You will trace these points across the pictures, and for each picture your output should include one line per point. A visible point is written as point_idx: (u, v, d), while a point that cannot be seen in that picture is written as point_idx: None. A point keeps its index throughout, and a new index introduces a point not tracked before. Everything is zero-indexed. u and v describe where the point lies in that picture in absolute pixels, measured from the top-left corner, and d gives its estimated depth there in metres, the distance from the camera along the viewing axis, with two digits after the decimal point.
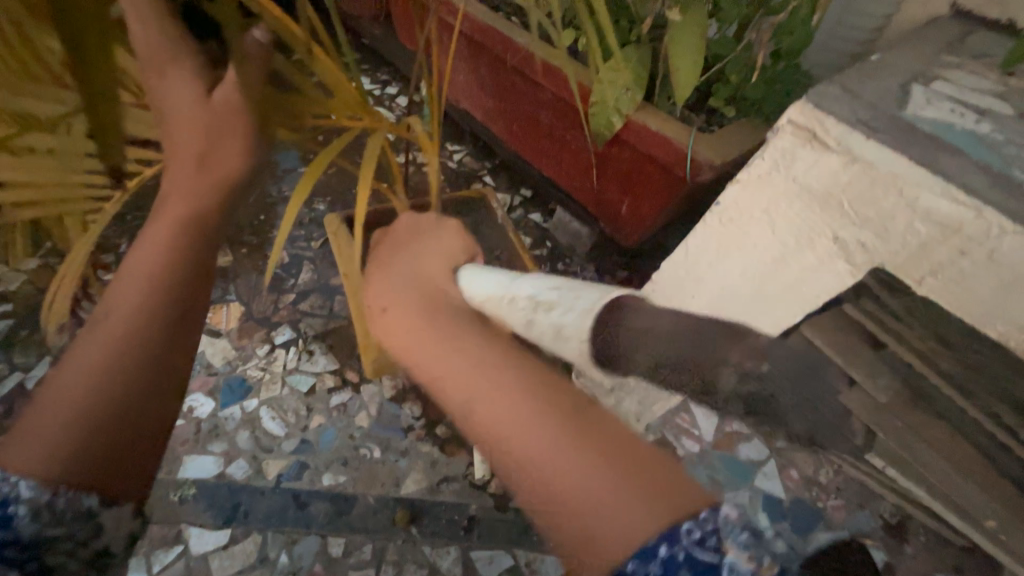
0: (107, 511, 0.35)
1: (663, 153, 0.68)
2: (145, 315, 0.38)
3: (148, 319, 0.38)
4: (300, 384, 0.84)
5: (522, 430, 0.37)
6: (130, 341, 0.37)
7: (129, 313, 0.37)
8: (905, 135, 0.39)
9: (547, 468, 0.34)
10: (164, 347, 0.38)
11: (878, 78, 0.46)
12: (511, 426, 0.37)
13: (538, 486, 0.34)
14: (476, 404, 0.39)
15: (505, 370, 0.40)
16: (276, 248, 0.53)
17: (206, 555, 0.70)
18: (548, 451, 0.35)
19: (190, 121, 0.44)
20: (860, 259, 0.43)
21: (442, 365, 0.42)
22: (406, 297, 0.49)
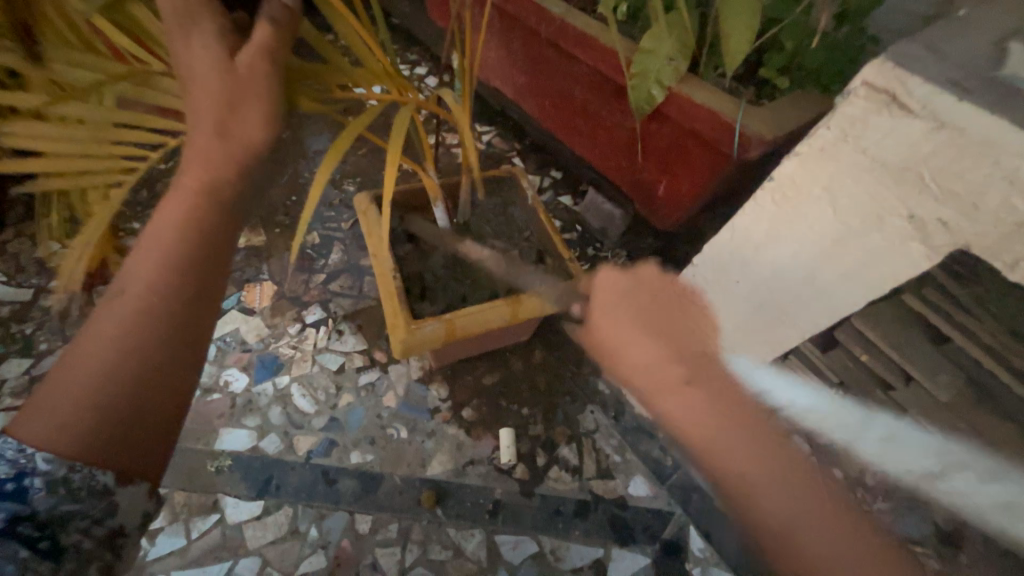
0: (121, 490, 0.37)
1: (707, 128, 0.63)
2: (158, 292, 0.40)
3: (161, 300, 0.39)
4: (330, 363, 0.85)
5: (782, 485, 0.44)
6: (144, 318, 0.39)
7: (143, 290, 0.39)
8: (1004, 96, 0.34)
9: (794, 512, 0.43)
10: (181, 325, 0.40)
11: (966, 35, 0.40)
12: (750, 470, 0.45)
13: (765, 520, 0.44)
14: (720, 449, 0.47)
15: (741, 427, 0.47)
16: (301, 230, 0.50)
17: (240, 524, 0.72)
18: (789, 499, 0.44)
19: (214, 89, 0.43)
20: (939, 241, 0.39)
21: (689, 419, 0.48)
22: (638, 339, 0.52)
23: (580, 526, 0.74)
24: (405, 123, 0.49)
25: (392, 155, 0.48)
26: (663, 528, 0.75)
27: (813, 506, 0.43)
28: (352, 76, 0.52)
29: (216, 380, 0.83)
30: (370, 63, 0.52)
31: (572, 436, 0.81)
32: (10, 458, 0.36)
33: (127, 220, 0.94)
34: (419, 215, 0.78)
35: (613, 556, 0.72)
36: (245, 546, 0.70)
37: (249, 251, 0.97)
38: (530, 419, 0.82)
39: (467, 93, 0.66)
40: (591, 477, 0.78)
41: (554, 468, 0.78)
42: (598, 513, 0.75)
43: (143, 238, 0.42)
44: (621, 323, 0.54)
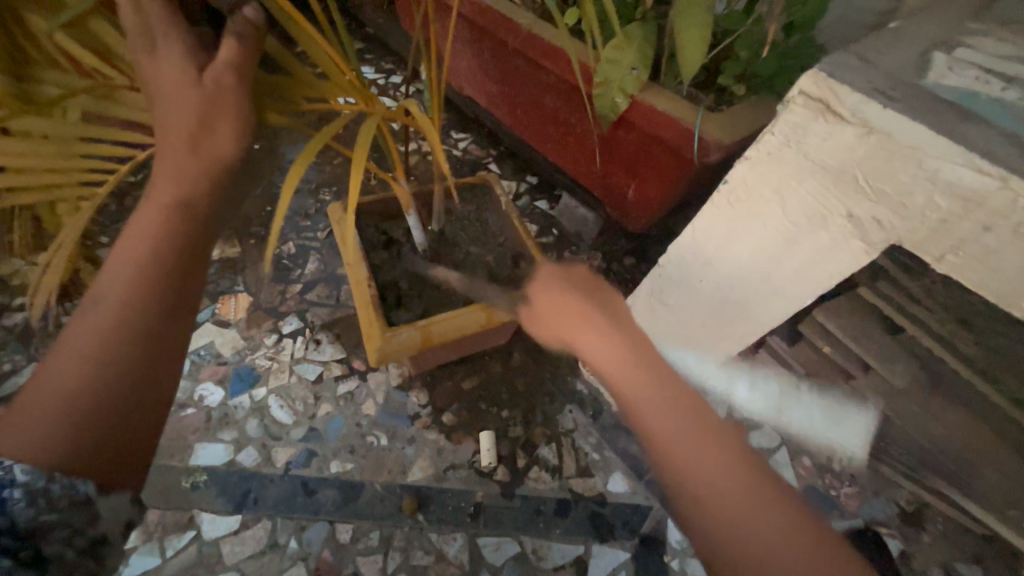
0: (101, 500, 0.37)
1: (669, 133, 0.66)
2: (133, 303, 0.40)
3: (134, 310, 0.40)
4: (308, 373, 0.85)
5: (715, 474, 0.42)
6: (120, 329, 0.39)
7: (118, 301, 0.39)
8: (924, 103, 0.37)
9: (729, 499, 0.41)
10: (157, 335, 0.40)
11: (896, 46, 0.43)
12: (688, 453, 0.43)
13: (699, 506, 0.41)
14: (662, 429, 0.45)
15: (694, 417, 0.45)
16: (274, 244, 0.51)
17: (217, 539, 0.71)
18: (723, 478, 0.42)
19: (182, 103, 0.43)
20: (876, 238, 0.41)
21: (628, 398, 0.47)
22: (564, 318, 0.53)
23: (561, 525, 0.76)
24: (370, 134, 0.50)
25: (359, 166, 0.49)
26: (641, 523, 0.77)
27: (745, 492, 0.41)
28: (319, 90, 0.53)
29: (190, 394, 0.81)
30: (336, 76, 0.53)
31: (552, 436, 0.83)
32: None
33: (95, 234, 0.92)
34: (394, 222, 0.79)
35: (593, 553, 0.74)
36: (223, 562, 0.69)
37: (223, 262, 0.96)
38: (509, 421, 0.83)
39: (436, 104, 0.68)
40: (571, 476, 0.80)
41: (535, 469, 0.80)
42: (578, 511, 0.77)
43: (116, 250, 0.42)
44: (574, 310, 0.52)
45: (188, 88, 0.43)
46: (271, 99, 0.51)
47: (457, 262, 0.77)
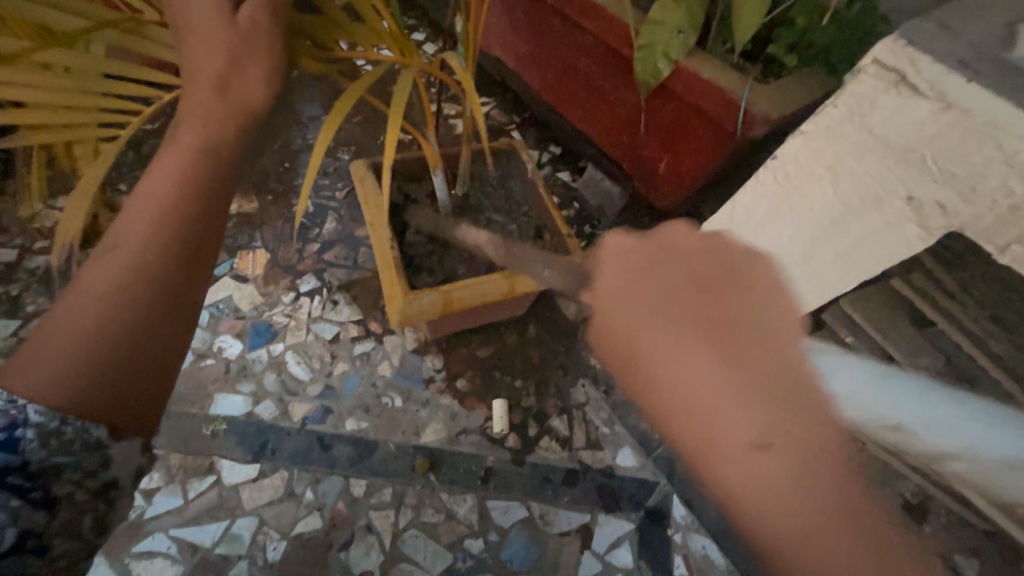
0: (114, 445, 0.37)
1: (712, 104, 0.63)
2: (154, 250, 0.39)
3: (153, 258, 0.39)
4: (325, 332, 0.85)
5: (774, 477, 0.37)
6: (140, 275, 0.39)
7: (136, 247, 0.39)
8: (1013, 80, 0.34)
9: (782, 515, 0.36)
10: (174, 286, 0.40)
11: (979, 15, 0.40)
12: (736, 454, 0.38)
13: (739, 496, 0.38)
14: (718, 430, 0.39)
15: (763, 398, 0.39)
16: (303, 195, 0.49)
17: (236, 486, 0.73)
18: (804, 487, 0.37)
19: (215, 42, 0.41)
20: (935, 223, 0.39)
21: (683, 400, 0.40)
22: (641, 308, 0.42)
23: (569, 494, 0.77)
24: (407, 86, 0.48)
25: (397, 121, 0.47)
26: (647, 496, 0.78)
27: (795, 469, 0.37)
28: (354, 36, 0.50)
29: (209, 345, 0.82)
30: (373, 22, 0.50)
31: (563, 408, 0.83)
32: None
33: (114, 181, 0.91)
34: (418, 185, 0.77)
35: (599, 522, 0.76)
36: (242, 507, 0.72)
37: (241, 217, 0.95)
38: (523, 391, 0.84)
39: (469, 61, 0.64)
40: (581, 448, 0.81)
41: (545, 439, 0.81)
42: (586, 482, 0.78)
43: (139, 193, 0.41)
44: (661, 281, 0.43)
45: (220, 24, 0.41)
46: (305, 42, 0.49)
47: (479, 229, 0.75)
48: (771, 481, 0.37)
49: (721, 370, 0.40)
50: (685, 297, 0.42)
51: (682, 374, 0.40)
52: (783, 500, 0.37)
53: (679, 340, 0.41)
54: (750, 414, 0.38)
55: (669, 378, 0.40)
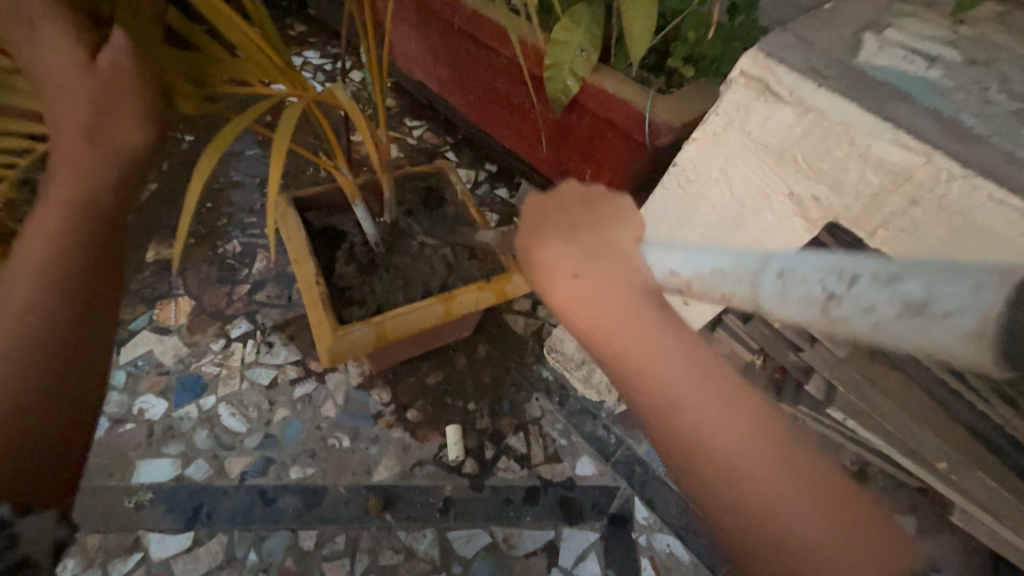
0: (19, 520, 0.35)
1: (621, 117, 0.66)
2: (36, 313, 0.37)
3: (36, 322, 0.37)
4: (260, 378, 0.80)
5: (720, 417, 0.43)
6: (28, 341, 0.37)
7: (16, 313, 0.37)
8: (857, 83, 0.37)
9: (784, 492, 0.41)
10: (68, 351, 0.38)
11: (831, 27, 0.44)
12: (715, 424, 0.43)
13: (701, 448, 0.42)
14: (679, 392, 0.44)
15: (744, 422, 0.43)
16: (184, 230, 0.47)
17: (167, 560, 0.66)
18: (765, 457, 0.42)
19: (72, 91, 0.39)
20: (815, 215, 0.42)
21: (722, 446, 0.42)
22: (610, 287, 0.48)
23: (532, 512, 0.76)
24: (295, 115, 0.47)
25: (280, 149, 0.45)
26: (609, 503, 0.78)
27: (761, 450, 0.43)
28: (239, 71, 0.49)
29: (128, 409, 0.76)
30: (254, 55, 0.49)
31: (519, 425, 0.83)
32: None
33: None
34: (346, 215, 0.75)
35: (564, 537, 0.75)
36: None
37: (159, 263, 0.89)
38: (477, 413, 0.82)
39: (378, 89, 0.64)
40: (539, 463, 0.80)
41: (503, 459, 0.80)
42: (548, 497, 0.78)
43: (15, 258, 0.39)
44: (623, 249, 0.52)
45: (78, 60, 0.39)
46: (182, 83, 0.47)
47: (412, 254, 0.74)
48: (745, 469, 0.42)
49: (660, 324, 0.47)
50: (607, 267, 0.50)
51: (665, 370, 0.45)
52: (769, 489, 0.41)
53: (671, 352, 0.46)
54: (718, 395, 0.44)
55: (692, 428, 0.43)
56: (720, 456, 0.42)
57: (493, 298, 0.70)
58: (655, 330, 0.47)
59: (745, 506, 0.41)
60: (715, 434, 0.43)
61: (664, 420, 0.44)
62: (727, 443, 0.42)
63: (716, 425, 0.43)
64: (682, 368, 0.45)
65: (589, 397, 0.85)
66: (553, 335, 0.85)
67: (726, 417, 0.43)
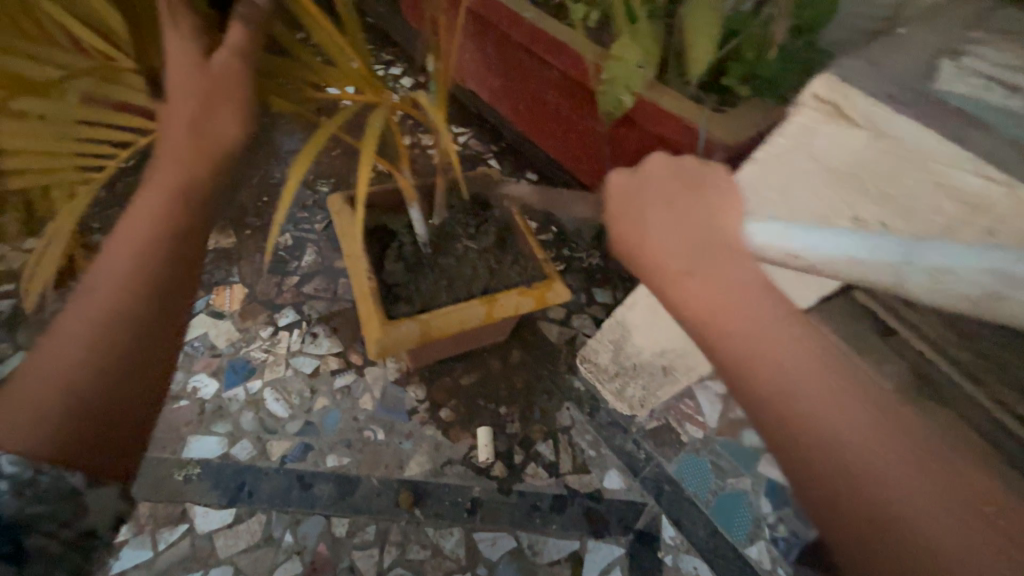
0: (90, 491, 0.38)
1: (673, 132, 0.66)
2: (129, 292, 0.40)
3: (129, 301, 0.40)
4: (304, 366, 0.84)
5: (802, 365, 0.35)
6: (117, 314, 0.39)
7: (111, 290, 0.40)
8: (934, 111, 0.37)
9: (879, 460, 0.32)
10: (149, 331, 0.40)
11: (904, 52, 0.44)
12: (797, 375, 0.34)
13: (758, 384, 0.35)
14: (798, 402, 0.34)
15: (819, 364, 0.34)
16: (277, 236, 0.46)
17: (211, 533, 0.70)
18: (850, 417, 0.33)
19: (186, 88, 0.42)
20: (880, 241, 0.41)
21: (808, 401, 0.34)
22: (680, 240, 0.41)
23: (558, 521, 0.76)
24: (378, 123, 0.50)
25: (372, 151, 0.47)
26: (636, 519, 0.78)
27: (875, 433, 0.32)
28: (325, 77, 0.53)
29: (183, 386, 0.80)
30: (344, 64, 0.52)
31: (549, 432, 0.83)
32: None
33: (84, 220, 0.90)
34: (397, 215, 0.78)
35: (589, 549, 0.75)
36: (217, 556, 0.68)
37: (217, 252, 0.94)
38: (508, 417, 0.83)
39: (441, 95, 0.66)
40: (567, 472, 0.80)
41: (531, 466, 0.80)
42: (575, 508, 0.77)
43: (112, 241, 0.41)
44: (698, 211, 0.42)
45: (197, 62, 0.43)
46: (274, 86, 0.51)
47: (456, 257, 0.76)
48: (847, 444, 0.32)
49: (750, 275, 0.38)
50: (681, 218, 0.42)
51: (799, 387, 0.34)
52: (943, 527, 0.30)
53: (707, 296, 0.38)
54: (864, 402, 0.34)
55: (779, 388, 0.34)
56: (809, 415, 0.33)
57: (534, 304, 0.72)
58: (713, 228, 0.41)
59: (841, 472, 0.32)
60: (794, 379, 0.34)
61: (727, 366, 0.37)
62: (790, 391, 0.34)
63: (800, 372, 0.34)
64: (748, 295, 0.38)
65: (620, 411, 0.85)
66: (588, 345, 0.86)
67: (810, 356, 0.35)
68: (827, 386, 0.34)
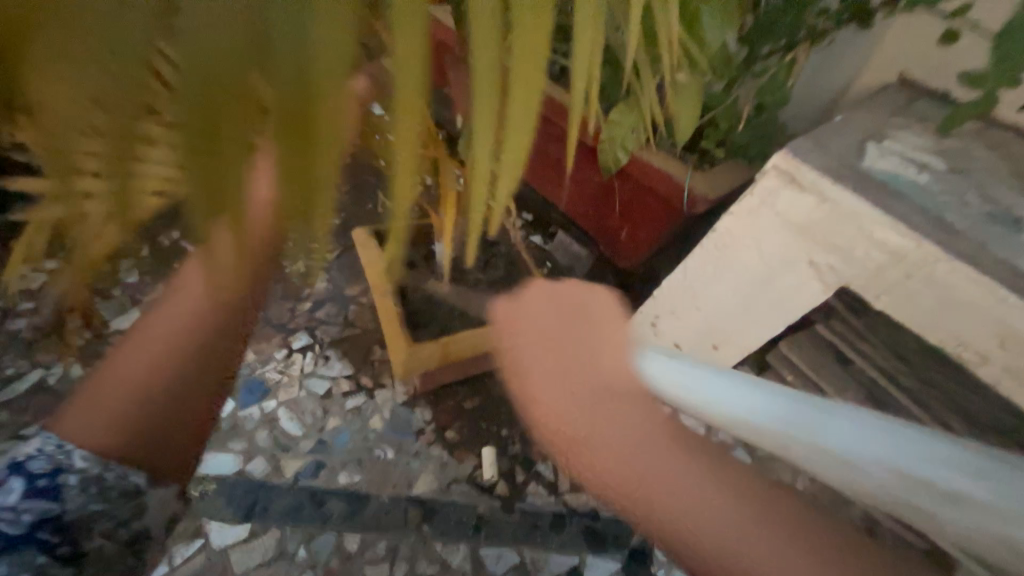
0: (150, 492, 0.43)
1: (663, 186, 0.79)
2: (200, 320, 0.46)
3: (200, 330, 0.46)
4: (317, 388, 0.88)
5: (667, 471, 0.53)
6: (190, 340, 0.46)
7: (186, 317, 0.46)
8: (866, 184, 0.49)
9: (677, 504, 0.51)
10: (213, 357, 0.47)
11: (842, 136, 0.56)
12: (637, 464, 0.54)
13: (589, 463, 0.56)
14: (676, 488, 0.52)
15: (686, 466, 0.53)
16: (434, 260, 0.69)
17: (226, 548, 0.73)
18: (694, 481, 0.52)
19: None
20: (830, 279, 0.53)
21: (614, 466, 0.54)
22: (550, 377, 0.59)
23: (557, 538, 0.81)
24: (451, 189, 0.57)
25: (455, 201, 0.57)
26: (630, 536, 0.82)
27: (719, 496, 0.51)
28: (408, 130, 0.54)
29: None
30: None
31: (550, 454, 0.87)
32: (49, 454, 0.42)
33: None
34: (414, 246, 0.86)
35: (587, 564, 0.79)
36: (231, 570, 0.71)
37: None
38: (510, 438, 0.87)
39: None
40: (565, 491, 0.85)
41: (532, 484, 0.85)
42: (573, 525, 0.82)
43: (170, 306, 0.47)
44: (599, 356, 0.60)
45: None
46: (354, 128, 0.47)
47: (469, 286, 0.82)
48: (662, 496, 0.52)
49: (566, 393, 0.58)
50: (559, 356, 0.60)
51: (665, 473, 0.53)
52: (735, 539, 0.49)
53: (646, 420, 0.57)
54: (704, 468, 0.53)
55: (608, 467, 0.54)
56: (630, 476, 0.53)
57: None
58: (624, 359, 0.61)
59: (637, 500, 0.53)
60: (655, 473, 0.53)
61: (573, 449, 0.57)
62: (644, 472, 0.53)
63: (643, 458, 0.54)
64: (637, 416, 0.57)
65: None
66: None
67: (629, 445, 0.55)
68: (671, 454, 0.54)
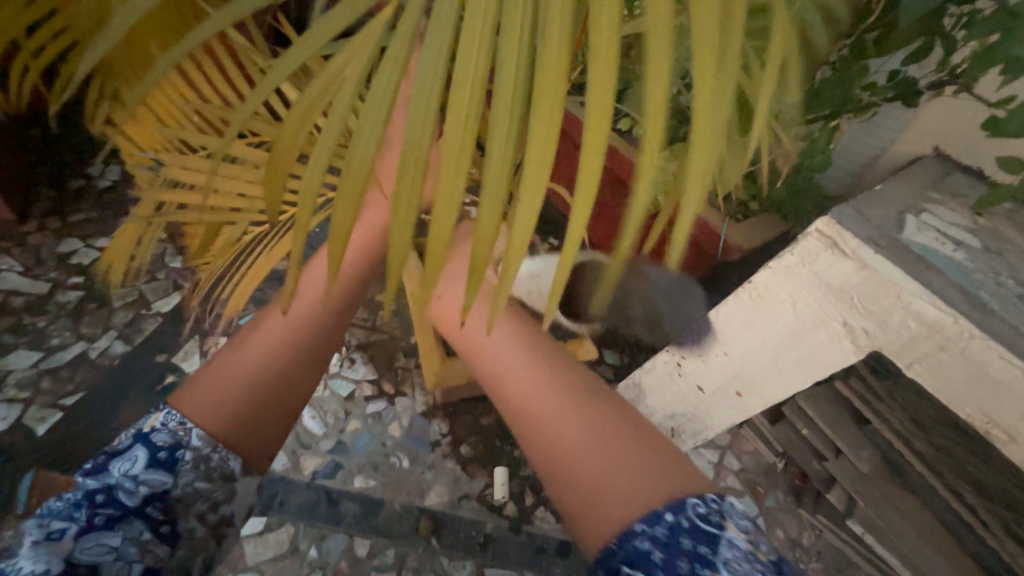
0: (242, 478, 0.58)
1: (701, 234, 0.83)
2: (293, 341, 0.61)
3: (294, 348, 0.61)
4: (340, 389, 0.90)
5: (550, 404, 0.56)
6: (284, 354, 0.61)
7: (282, 336, 0.61)
8: (905, 256, 0.51)
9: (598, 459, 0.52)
10: (304, 370, 0.62)
11: (881, 205, 0.59)
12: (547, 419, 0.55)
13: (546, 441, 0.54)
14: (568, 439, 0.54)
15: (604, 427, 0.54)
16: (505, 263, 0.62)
17: (242, 538, 0.75)
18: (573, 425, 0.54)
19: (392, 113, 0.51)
20: (863, 342, 0.55)
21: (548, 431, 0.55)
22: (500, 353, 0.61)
23: (562, 565, 0.81)
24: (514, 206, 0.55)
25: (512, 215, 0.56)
26: None
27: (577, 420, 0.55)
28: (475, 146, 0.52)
29: None
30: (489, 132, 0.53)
31: None
32: (172, 429, 0.57)
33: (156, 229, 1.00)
34: None
35: None
36: (245, 561, 0.74)
37: None
38: (522, 460, 0.88)
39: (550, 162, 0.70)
40: None
41: (541, 509, 0.85)
42: (578, 554, 0.82)
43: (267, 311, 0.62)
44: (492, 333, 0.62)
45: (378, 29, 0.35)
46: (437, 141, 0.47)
47: None
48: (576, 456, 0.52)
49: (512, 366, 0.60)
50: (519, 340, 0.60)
51: (571, 441, 0.53)
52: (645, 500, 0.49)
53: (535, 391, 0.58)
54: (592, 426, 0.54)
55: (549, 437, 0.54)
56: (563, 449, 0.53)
57: None
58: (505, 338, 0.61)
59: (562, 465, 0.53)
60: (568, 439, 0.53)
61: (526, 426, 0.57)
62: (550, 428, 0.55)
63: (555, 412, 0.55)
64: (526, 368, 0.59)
65: None
66: None
67: (564, 417, 0.54)
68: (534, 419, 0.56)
